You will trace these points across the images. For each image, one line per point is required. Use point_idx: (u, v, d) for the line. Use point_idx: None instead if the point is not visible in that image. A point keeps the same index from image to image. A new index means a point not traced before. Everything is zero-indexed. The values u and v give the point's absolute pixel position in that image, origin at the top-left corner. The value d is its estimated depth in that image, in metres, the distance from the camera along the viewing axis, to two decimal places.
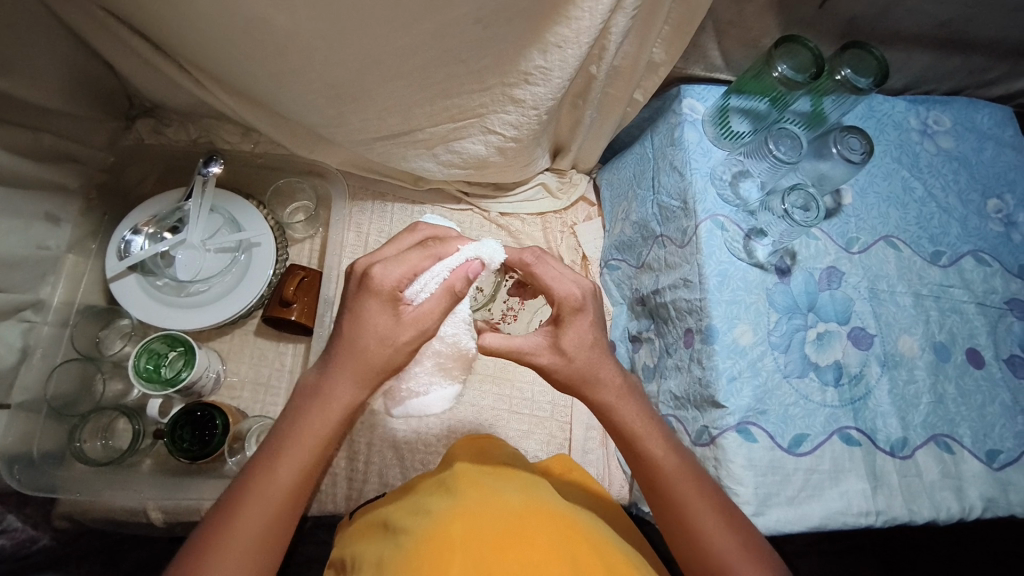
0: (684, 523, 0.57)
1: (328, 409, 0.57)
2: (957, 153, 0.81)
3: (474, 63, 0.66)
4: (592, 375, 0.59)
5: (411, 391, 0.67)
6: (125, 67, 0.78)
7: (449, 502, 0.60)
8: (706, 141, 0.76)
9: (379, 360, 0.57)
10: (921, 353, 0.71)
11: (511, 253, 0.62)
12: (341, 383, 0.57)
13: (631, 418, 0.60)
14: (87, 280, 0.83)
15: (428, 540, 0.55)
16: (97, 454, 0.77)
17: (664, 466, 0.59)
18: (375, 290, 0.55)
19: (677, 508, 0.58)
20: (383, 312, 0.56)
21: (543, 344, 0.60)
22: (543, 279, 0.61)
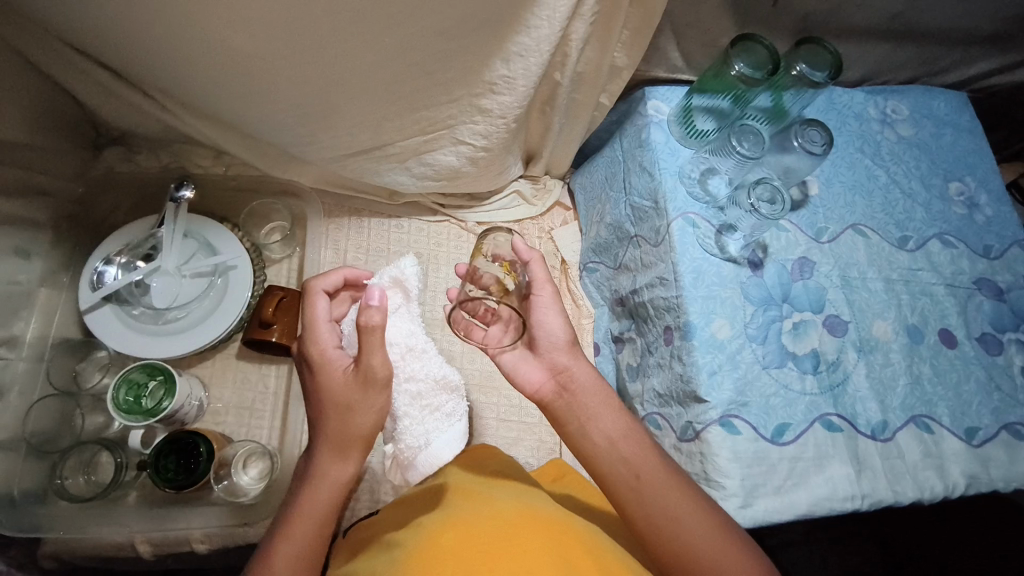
0: (659, 509, 0.58)
1: (320, 485, 0.62)
2: (917, 140, 0.83)
3: (439, 75, 0.67)
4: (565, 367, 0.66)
5: (412, 448, 0.75)
6: (90, 97, 0.78)
7: (438, 516, 0.60)
8: (672, 141, 0.77)
9: (360, 425, 0.63)
10: (895, 336, 0.72)
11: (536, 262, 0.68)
12: (327, 456, 0.63)
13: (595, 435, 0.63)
14: (61, 314, 0.81)
15: (417, 553, 0.55)
16: (80, 490, 0.75)
17: (637, 452, 0.62)
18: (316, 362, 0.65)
19: (649, 497, 0.59)
20: (337, 382, 0.63)
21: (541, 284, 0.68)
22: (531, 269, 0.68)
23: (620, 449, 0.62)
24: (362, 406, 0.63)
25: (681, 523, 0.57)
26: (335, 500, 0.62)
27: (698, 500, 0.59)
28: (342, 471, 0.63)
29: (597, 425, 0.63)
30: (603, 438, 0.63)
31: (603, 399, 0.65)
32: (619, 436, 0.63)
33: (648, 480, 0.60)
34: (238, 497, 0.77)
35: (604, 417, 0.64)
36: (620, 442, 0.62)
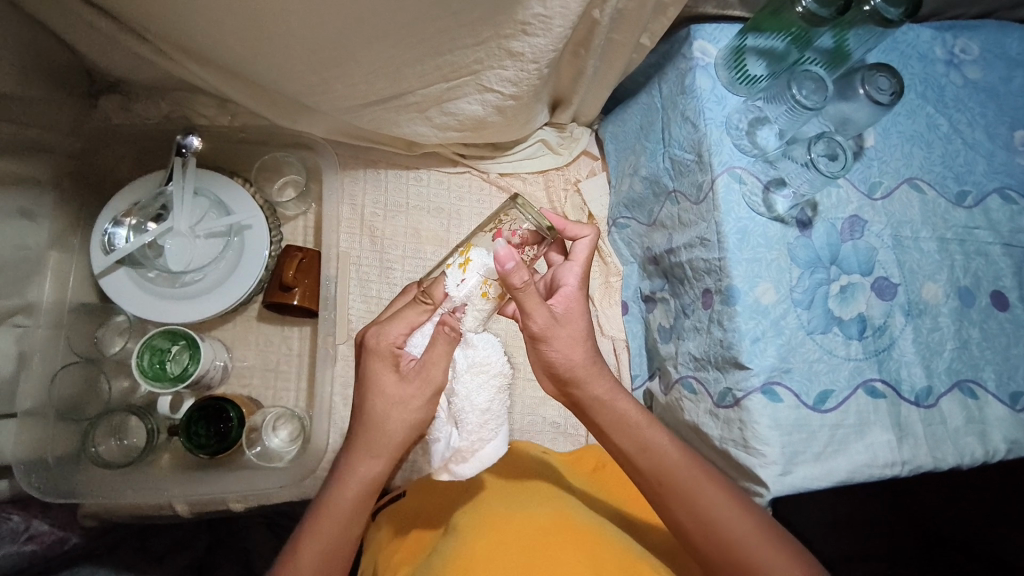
0: (688, 508, 0.61)
1: (347, 483, 0.63)
2: (985, 84, 0.76)
3: (467, 15, 0.60)
4: (580, 375, 0.63)
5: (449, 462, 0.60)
6: (82, 41, 0.71)
7: (469, 515, 0.63)
8: (720, 87, 0.70)
9: (389, 420, 0.61)
10: (945, 300, 0.69)
11: (515, 279, 0.54)
12: (356, 454, 0.63)
13: (623, 439, 0.64)
14: (75, 278, 0.77)
15: (456, 558, 0.57)
16: (115, 455, 0.75)
17: (659, 461, 0.62)
18: (375, 352, 0.62)
19: (684, 489, 0.61)
20: (387, 377, 0.61)
21: (545, 322, 0.59)
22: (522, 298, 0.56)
23: (640, 462, 0.63)
24: (397, 399, 0.60)
25: (715, 524, 0.60)
26: (362, 499, 0.63)
27: (724, 489, 0.62)
28: (368, 471, 0.63)
29: (618, 439, 0.64)
30: (624, 448, 0.64)
31: (618, 414, 0.64)
32: (638, 449, 0.63)
33: (671, 483, 0.61)
34: (272, 460, 0.79)
35: (621, 432, 0.64)
36: (638, 455, 0.63)
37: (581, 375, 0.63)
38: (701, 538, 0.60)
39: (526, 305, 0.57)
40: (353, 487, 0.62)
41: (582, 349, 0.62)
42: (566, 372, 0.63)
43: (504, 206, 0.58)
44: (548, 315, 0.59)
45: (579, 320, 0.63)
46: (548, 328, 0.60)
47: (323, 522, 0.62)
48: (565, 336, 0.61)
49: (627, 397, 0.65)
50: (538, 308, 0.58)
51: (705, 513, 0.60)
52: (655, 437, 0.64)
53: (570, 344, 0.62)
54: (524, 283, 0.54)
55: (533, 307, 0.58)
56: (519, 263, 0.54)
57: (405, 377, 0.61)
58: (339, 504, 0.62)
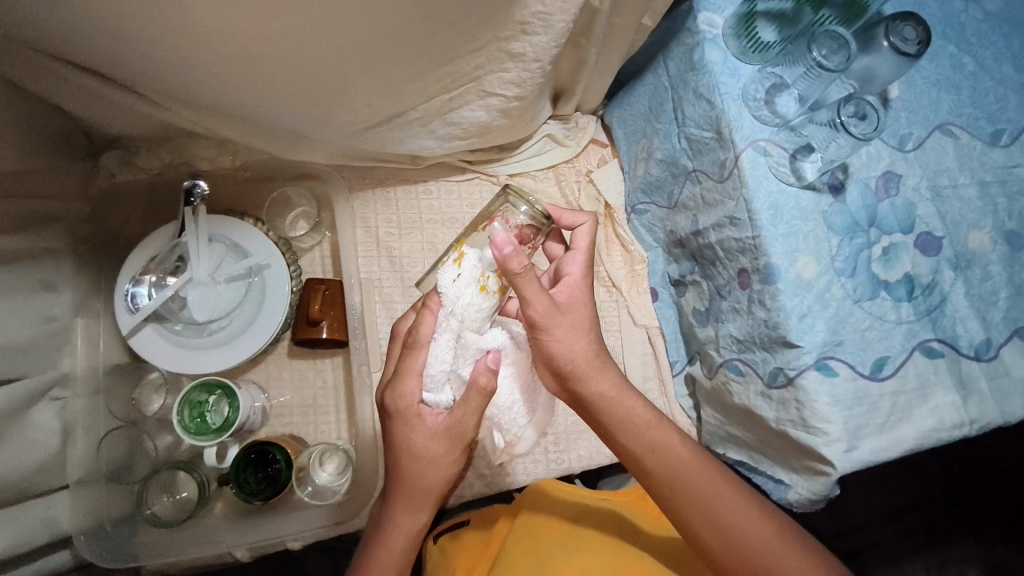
0: (694, 503, 0.63)
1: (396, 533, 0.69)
2: (1007, 14, 0.72)
3: (465, 23, 0.58)
4: (581, 369, 0.63)
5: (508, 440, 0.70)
6: (78, 105, 0.70)
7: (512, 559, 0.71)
8: (731, 60, 0.66)
9: (436, 474, 0.66)
10: (993, 247, 0.66)
11: (514, 265, 0.55)
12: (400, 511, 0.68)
13: (632, 442, 0.65)
14: (105, 340, 0.77)
15: None
16: (170, 511, 0.75)
17: (670, 455, 0.64)
18: (397, 413, 0.62)
19: (697, 492, 0.63)
20: (416, 433, 0.63)
21: (544, 310, 0.60)
22: (521, 285, 0.57)
23: (651, 463, 0.64)
24: (446, 459, 0.65)
25: (727, 523, 0.62)
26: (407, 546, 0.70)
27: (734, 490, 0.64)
28: (412, 522, 0.69)
29: (628, 441, 0.65)
30: (635, 450, 0.65)
31: (627, 416, 0.65)
32: (649, 452, 0.64)
33: (680, 480, 0.63)
34: (324, 496, 0.78)
35: (633, 433, 0.65)
36: (647, 454, 0.64)
37: (583, 370, 0.63)
38: (705, 535, 0.63)
39: (526, 294, 0.58)
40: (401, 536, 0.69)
41: (584, 341, 0.63)
42: (568, 369, 0.63)
43: (498, 200, 0.59)
44: (547, 302, 0.59)
45: (581, 309, 0.63)
46: (548, 320, 0.61)
47: (379, 545, 0.70)
48: (564, 327, 0.61)
49: (636, 395, 0.66)
50: (536, 295, 0.58)
51: (716, 513, 0.63)
52: (663, 435, 0.65)
53: (571, 333, 0.62)
54: (523, 268, 0.55)
55: (532, 294, 0.58)
56: (515, 249, 0.54)
57: (439, 434, 0.63)
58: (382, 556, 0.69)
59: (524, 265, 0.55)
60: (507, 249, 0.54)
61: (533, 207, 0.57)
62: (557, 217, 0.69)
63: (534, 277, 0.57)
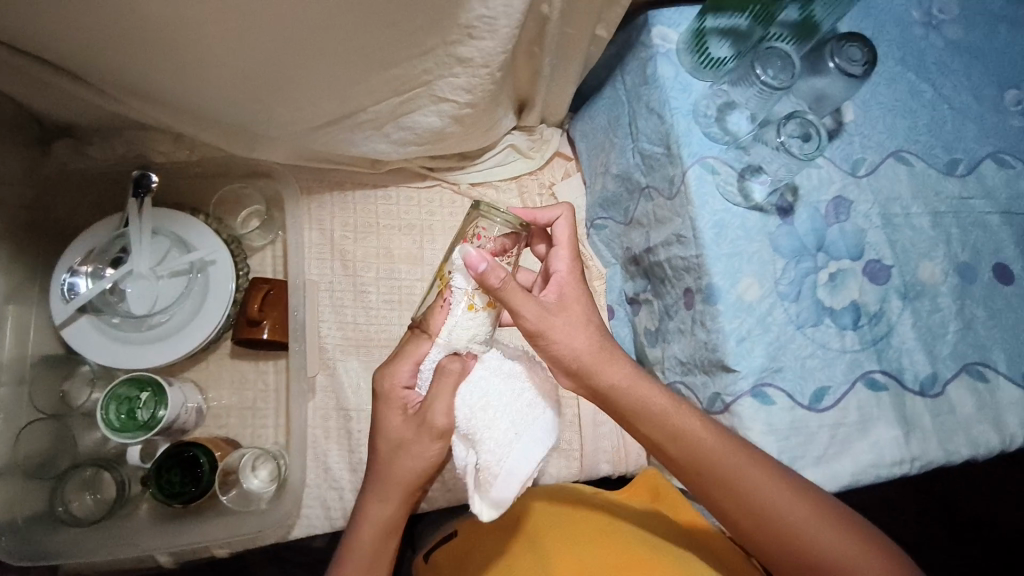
0: (731, 493, 0.55)
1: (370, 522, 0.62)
2: (968, 44, 0.71)
3: (407, 24, 0.57)
4: (588, 361, 0.56)
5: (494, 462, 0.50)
6: (22, 91, 0.69)
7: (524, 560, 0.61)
8: (683, 74, 0.66)
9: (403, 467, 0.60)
10: (944, 278, 0.65)
11: (491, 279, 0.50)
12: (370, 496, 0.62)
13: (653, 428, 0.57)
14: (36, 330, 0.75)
15: None
16: (88, 510, 0.73)
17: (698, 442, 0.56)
18: (384, 398, 0.59)
19: (727, 481, 0.55)
20: (392, 416, 0.59)
21: (535, 316, 0.54)
22: (508, 300, 0.52)
23: (673, 451, 0.56)
24: (415, 447, 0.58)
25: (766, 508, 0.54)
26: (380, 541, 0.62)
27: (778, 478, 0.55)
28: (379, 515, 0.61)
29: (644, 428, 0.57)
30: (653, 437, 0.57)
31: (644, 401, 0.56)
32: (669, 439, 0.56)
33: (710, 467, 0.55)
34: (250, 503, 0.76)
35: (650, 421, 0.57)
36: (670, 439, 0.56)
37: (590, 363, 0.56)
38: (747, 524, 0.55)
39: (517, 307, 0.53)
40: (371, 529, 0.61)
41: (586, 335, 0.56)
42: (573, 364, 0.56)
43: (467, 218, 0.55)
44: (537, 306, 0.54)
45: (576, 305, 0.58)
46: (538, 321, 0.55)
47: (360, 528, 0.62)
48: (564, 326, 0.56)
49: (652, 382, 0.57)
50: (527, 305, 0.54)
51: (755, 501, 0.54)
52: (689, 422, 0.56)
53: (571, 330, 0.56)
54: (503, 283, 0.51)
55: (520, 303, 0.53)
56: (490, 262, 0.50)
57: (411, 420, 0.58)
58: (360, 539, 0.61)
59: (506, 277, 0.51)
60: (479, 263, 0.50)
61: (506, 214, 0.54)
62: (530, 217, 0.66)
63: (519, 288, 0.53)
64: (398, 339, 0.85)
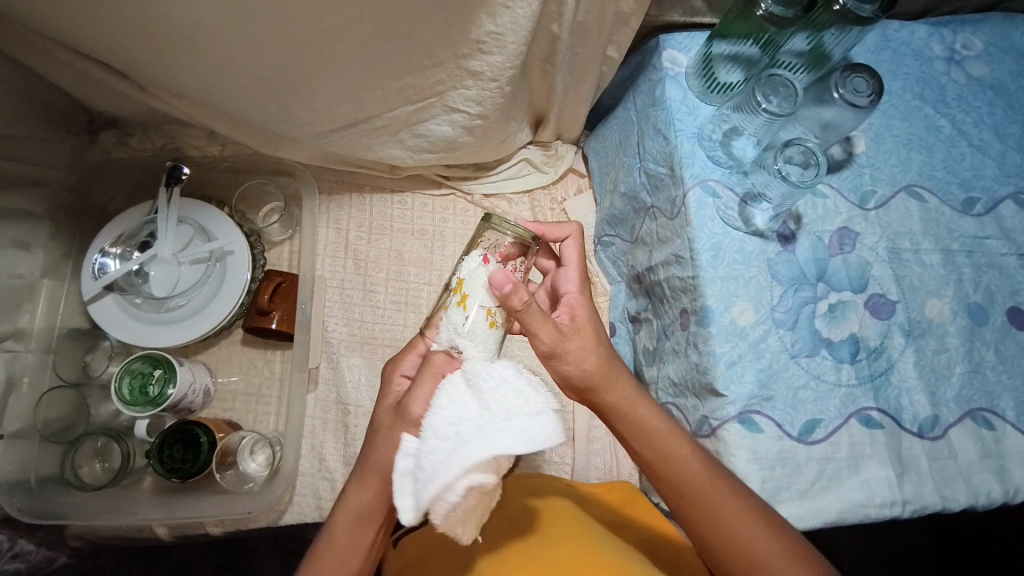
0: (712, 525, 0.52)
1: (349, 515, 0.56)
2: (991, 81, 0.71)
3: (419, 36, 0.60)
4: (598, 381, 0.55)
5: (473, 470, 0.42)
6: (73, 84, 0.75)
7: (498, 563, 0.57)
8: (690, 98, 0.67)
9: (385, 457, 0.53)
10: (952, 318, 0.63)
11: (515, 301, 0.50)
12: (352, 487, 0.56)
13: (643, 447, 0.55)
14: (66, 304, 0.81)
15: None
16: (96, 477, 0.78)
17: (686, 461, 0.54)
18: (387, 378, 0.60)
19: (709, 511, 0.52)
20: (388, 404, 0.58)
21: (552, 337, 0.54)
22: (527, 321, 0.52)
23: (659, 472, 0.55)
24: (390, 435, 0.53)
25: (744, 546, 0.52)
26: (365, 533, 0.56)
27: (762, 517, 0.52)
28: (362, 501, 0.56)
29: (636, 445, 0.56)
30: (643, 454, 0.55)
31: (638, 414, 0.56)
32: (657, 458, 0.54)
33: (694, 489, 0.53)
34: (243, 485, 0.79)
35: (641, 438, 0.55)
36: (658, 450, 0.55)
37: (599, 383, 0.55)
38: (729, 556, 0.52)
39: (534, 328, 0.53)
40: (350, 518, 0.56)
41: (595, 354, 0.55)
42: (584, 382, 0.55)
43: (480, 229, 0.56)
44: (553, 329, 0.54)
45: (587, 327, 0.56)
46: (555, 342, 0.54)
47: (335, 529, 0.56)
48: (580, 348, 0.55)
49: (649, 402, 0.57)
50: (545, 326, 0.53)
51: (732, 537, 0.52)
52: (678, 446, 0.55)
53: (585, 353, 0.55)
54: (524, 306, 0.50)
55: (537, 326, 0.53)
56: (516, 282, 0.50)
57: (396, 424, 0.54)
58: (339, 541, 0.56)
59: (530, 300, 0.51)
60: (505, 284, 0.49)
61: (517, 228, 0.53)
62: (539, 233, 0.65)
63: (539, 310, 0.52)
64: (400, 340, 0.87)
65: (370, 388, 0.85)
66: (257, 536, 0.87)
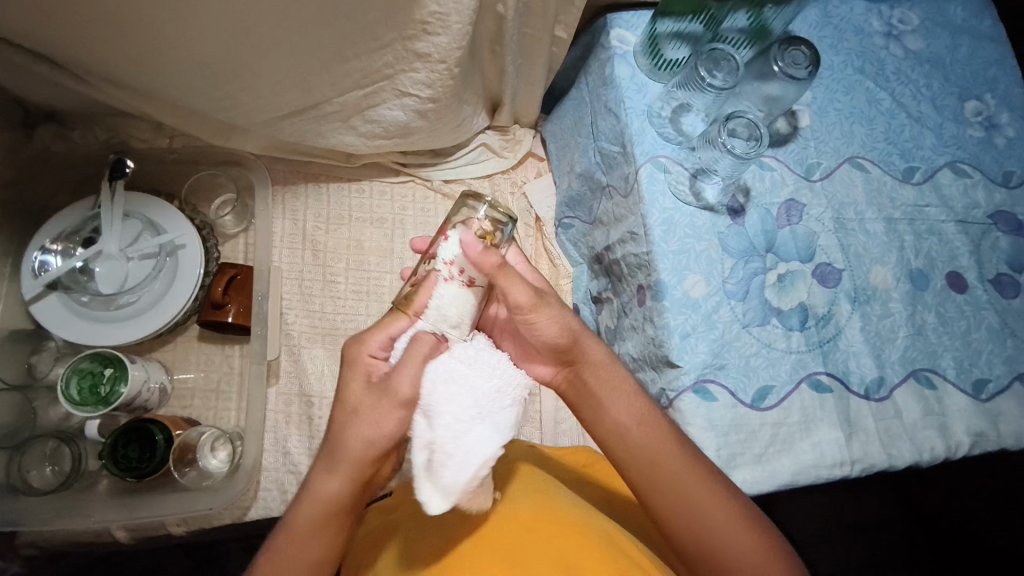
0: (671, 489, 0.52)
1: (313, 502, 0.51)
2: (928, 54, 0.73)
3: (360, 16, 0.59)
4: (578, 338, 0.54)
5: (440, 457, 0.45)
6: (4, 76, 0.71)
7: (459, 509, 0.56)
8: (640, 75, 0.68)
9: (364, 443, 0.50)
10: (895, 284, 0.65)
11: (477, 258, 0.48)
12: (324, 470, 0.51)
13: (615, 414, 0.54)
14: (6, 306, 0.78)
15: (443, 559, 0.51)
16: (45, 482, 0.76)
17: (654, 440, 0.53)
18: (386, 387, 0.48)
19: (669, 476, 0.52)
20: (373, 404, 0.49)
21: (529, 297, 0.51)
22: (502, 284, 0.49)
23: (628, 438, 0.53)
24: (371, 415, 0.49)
25: (697, 511, 0.52)
26: (323, 519, 0.52)
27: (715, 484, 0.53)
28: (334, 491, 0.51)
29: (605, 411, 0.54)
30: (611, 424, 0.54)
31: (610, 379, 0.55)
32: (628, 423, 0.54)
33: (659, 475, 0.52)
34: (204, 482, 0.77)
35: (615, 407, 0.54)
36: (632, 429, 0.53)
37: (580, 342, 0.54)
38: (685, 542, 0.52)
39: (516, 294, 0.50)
40: (316, 503, 0.51)
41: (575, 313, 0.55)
42: (565, 342, 0.53)
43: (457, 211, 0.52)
44: (528, 291, 0.50)
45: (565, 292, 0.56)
46: (535, 297, 0.51)
47: (294, 512, 0.52)
48: (553, 307, 0.52)
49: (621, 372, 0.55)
50: (530, 304, 0.51)
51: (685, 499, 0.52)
52: (648, 413, 0.54)
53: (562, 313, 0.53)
54: (496, 263, 0.48)
55: (508, 283, 0.50)
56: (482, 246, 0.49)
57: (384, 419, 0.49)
58: (296, 520, 0.52)
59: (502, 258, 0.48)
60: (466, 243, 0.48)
61: (490, 203, 0.50)
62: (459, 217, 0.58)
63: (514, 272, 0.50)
64: (362, 330, 0.86)
65: (333, 380, 0.83)
66: (227, 539, 0.84)
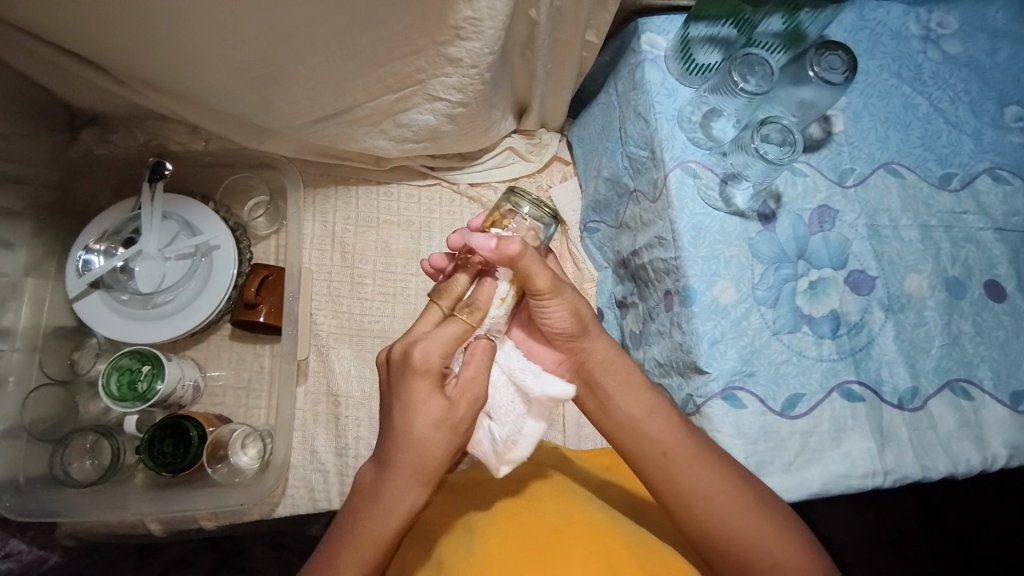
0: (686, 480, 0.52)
1: (389, 512, 0.53)
2: (967, 58, 0.72)
3: (396, 22, 0.60)
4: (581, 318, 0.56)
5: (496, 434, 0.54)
6: (54, 81, 0.74)
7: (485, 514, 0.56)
8: (671, 80, 0.68)
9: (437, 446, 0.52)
10: (931, 292, 0.64)
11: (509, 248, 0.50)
12: (401, 483, 0.53)
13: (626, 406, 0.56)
14: (51, 303, 0.81)
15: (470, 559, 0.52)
16: (85, 474, 0.78)
17: (667, 432, 0.54)
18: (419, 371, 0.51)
19: (684, 467, 0.52)
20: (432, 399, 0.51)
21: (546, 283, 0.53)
22: (524, 271, 0.51)
23: (642, 429, 0.54)
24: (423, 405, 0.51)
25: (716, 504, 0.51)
26: (397, 531, 0.53)
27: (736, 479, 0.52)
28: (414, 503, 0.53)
29: (618, 404, 0.56)
30: (624, 415, 0.55)
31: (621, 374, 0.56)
32: (640, 414, 0.55)
33: (674, 468, 0.52)
34: (235, 478, 0.79)
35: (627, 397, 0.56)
36: (643, 420, 0.55)
37: (588, 327, 0.56)
38: (706, 535, 0.52)
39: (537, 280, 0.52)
40: (396, 517, 0.53)
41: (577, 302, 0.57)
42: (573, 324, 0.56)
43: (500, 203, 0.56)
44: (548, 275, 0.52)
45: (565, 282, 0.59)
46: (549, 281, 0.53)
47: (370, 519, 0.53)
48: (565, 293, 0.54)
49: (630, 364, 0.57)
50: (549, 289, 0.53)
51: (701, 492, 0.52)
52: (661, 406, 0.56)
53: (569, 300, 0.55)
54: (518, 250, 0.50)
55: (532, 268, 0.51)
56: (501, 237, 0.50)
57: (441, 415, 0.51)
58: (370, 530, 0.53)
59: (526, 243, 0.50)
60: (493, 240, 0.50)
61: (536, 202, 0.54)
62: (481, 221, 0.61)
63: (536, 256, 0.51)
64: (389, 331, 0.87)
65: (360, 380, 0.85)
66: (251, 535, 0.88)
